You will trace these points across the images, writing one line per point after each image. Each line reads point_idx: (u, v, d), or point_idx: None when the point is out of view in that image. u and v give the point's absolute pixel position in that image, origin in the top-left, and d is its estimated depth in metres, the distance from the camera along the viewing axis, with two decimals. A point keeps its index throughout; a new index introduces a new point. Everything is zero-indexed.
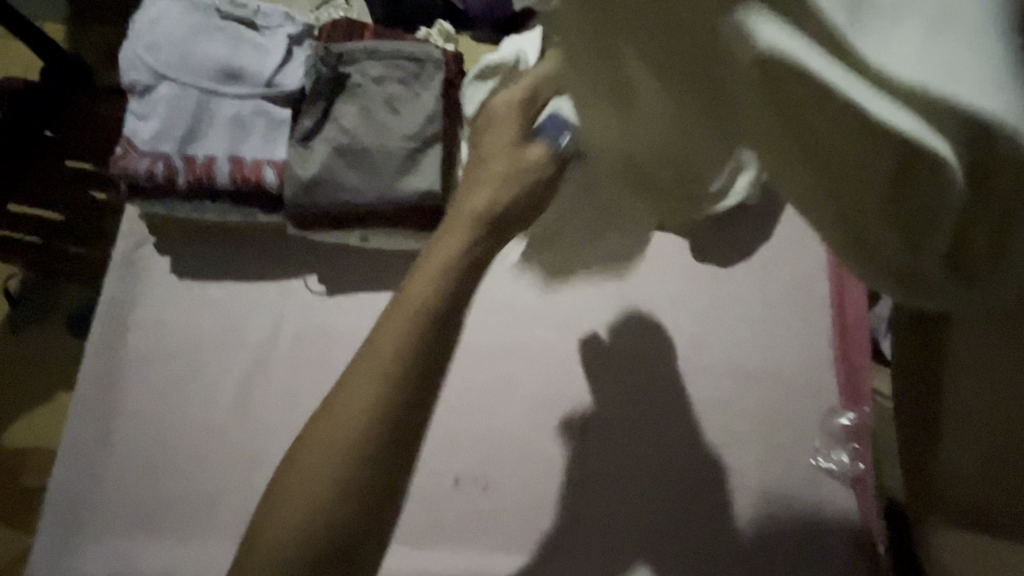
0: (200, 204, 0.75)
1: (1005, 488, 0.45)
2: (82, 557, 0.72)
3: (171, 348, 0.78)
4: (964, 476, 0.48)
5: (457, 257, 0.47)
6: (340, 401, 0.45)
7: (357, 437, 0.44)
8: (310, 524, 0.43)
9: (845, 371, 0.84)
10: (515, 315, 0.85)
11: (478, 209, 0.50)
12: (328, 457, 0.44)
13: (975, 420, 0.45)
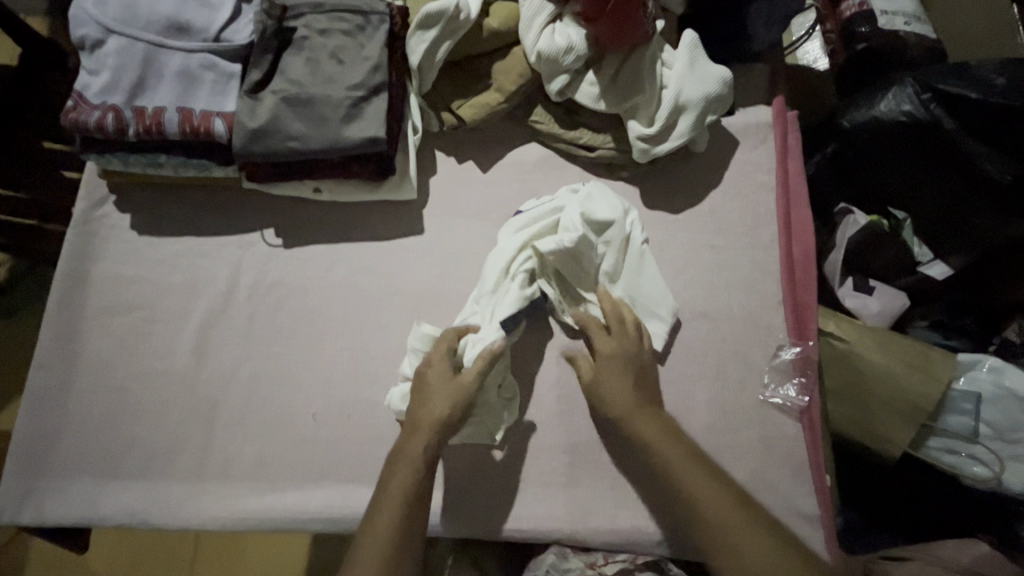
0: (157, 159, 0.78)
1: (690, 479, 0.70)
2: (45, 502, 0.74)
3: (133, 300, 0.81)
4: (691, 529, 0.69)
5: (445, 418, 0.69)
6: (385, 496, 0.66)
7: (402, 518, 0.65)
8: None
9: (792, 308, 0.85)
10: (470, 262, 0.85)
11: (439, 422, 0.69)
12: (382, 545, 0.63)
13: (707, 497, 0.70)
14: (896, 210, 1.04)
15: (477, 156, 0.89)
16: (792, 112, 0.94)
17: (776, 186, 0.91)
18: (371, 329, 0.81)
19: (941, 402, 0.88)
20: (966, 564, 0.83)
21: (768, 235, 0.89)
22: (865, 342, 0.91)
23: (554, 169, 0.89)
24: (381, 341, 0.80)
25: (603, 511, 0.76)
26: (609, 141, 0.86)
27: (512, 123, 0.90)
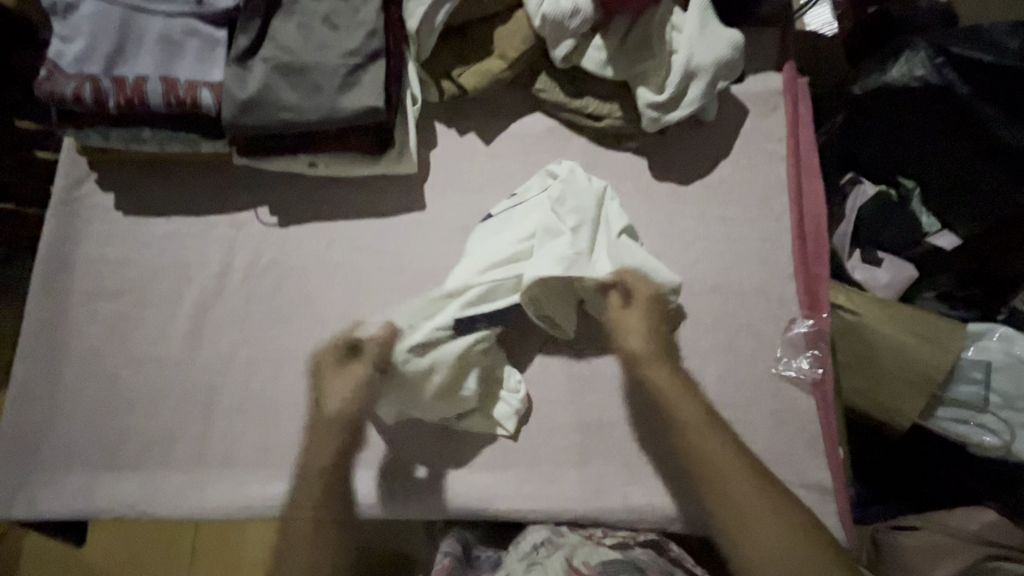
0: (139, 134, 0.73)
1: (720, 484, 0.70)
2: (39, 495, 0.71)
3: (121, 285, 0.77)
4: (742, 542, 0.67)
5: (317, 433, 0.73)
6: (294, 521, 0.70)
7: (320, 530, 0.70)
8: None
9: (804, 279, 0.84)
10: None
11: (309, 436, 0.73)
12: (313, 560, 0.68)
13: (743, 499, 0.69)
14: (905, 178, 1.02)
15: (479, 127, 0.85)
16: (803, 80, 0.91)
17: (787, 155, 0.88)
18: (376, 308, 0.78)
19: (951, 372, 0.87)
20: (974, 530, 0.83)
21: (780, 205, 0.87)
22: (876, 314, 0.89)
23: (560, 141, 0.85)
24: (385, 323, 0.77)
25: (617, 490, 0.75)
26: (617, 111, 0.83)
27: (514, 94, 0.86)
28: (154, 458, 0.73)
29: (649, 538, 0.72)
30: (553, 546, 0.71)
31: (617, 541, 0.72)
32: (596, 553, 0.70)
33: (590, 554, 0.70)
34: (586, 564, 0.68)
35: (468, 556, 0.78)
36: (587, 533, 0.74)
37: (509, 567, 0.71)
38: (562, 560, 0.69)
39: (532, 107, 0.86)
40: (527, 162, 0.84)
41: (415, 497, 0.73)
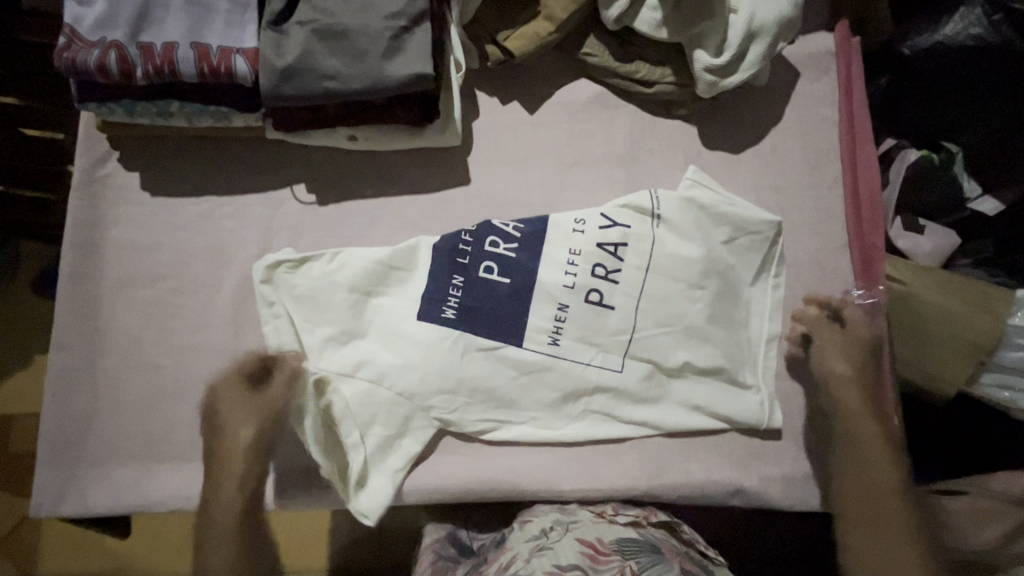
0: (169, 109, 0.68)
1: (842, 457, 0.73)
2: (85, 490, 0.68)
3: (154, 270, 0.73)
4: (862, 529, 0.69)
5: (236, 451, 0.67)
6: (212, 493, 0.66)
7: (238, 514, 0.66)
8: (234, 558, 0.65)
9: (858, 249, 0.82)
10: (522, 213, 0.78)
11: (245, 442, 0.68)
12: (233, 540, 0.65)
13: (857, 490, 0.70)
14: (949, 142, 0.98)
15: (522, 96, 0.80)
16: (858, 37, 0.87)
17: (839, 120, 0.85)
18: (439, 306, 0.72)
19: (1000, 339, 0.87)
20: (1018, 492, 0.85)
21: (833, 173, 0.84)
22: (924, 284, 0.88)
23: (608, 107, 0.81)
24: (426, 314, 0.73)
25: (676, 466, 0.74)
26: (669, 76, 0.79)
27: (558, 59, 0.82)
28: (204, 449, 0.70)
29: (661, 520, 0.72)
30: (562, 529, 0.69)
31: (629, 519, 0.72)
32: (608, 531, 0.69)
33: (603, 532, 0.69)
34: (599, 541, 0.67)
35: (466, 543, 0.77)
36: (599, 510, 0.73)
37: (515, 549, 0.69)
38: (573, 540, 0.67)
39: (577, 73, 0.82)
40: (574, 131, 0.80)
41: (476, 480, 0.72)
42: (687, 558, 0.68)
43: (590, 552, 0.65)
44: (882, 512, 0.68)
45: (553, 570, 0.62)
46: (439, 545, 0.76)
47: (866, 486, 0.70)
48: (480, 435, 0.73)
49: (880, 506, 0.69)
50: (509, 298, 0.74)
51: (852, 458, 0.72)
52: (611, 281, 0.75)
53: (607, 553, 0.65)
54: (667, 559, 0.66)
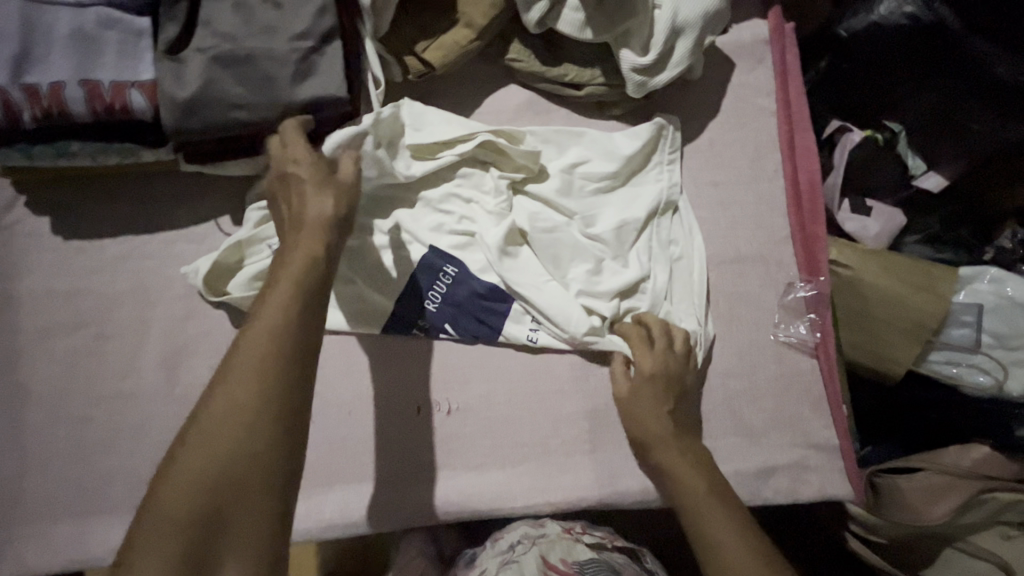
0: (70, 149, 0.64)
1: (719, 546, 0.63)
2: (25, 549, 0.66)
3: (76, 318, 0.70)
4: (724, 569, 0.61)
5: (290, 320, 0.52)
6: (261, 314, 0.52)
7: (266, 377, 0.50)
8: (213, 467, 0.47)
9: (801, 242, 0.81)
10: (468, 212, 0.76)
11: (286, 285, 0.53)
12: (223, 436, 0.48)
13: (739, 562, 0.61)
14: (891, 121, 0.99)
15: (450, 108, 0.78)
16: (790, 21, 0.85)
17: (777, 109, 0.84)
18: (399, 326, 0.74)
19: (945, 317, 0.88)
20: (969, 466, 0.86)
21: (772, 164, 0.83)
22: (869, 267, 0.89)
23: (539, 113, 0.79)
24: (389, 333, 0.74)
25: (629, 473, 0.74)
26: (598, 77, 0.77)
27: (484, 67, 0.79)
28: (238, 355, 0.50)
29: (626, 545, 0.75)
30: (528, 545, 0.72)
31: (595, 540, 0.74)
32: (574, 550, 0.72)
33: (568, 551, 0.71)
34: (563, 560, 0.70)
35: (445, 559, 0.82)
36: (567, 526, 0.75)
37: (485, 565, 0.73)
38: (537, 557, 0.70)
39: (506, 79, 0.79)
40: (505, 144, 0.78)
41: (429, 505, 0.71)
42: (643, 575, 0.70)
43: (551, 573, 0.68)
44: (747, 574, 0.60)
45: None
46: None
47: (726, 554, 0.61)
48: (432, 456, 0.73)
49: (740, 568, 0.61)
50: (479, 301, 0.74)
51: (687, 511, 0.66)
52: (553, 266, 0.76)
53: (567, 573, 0.68)
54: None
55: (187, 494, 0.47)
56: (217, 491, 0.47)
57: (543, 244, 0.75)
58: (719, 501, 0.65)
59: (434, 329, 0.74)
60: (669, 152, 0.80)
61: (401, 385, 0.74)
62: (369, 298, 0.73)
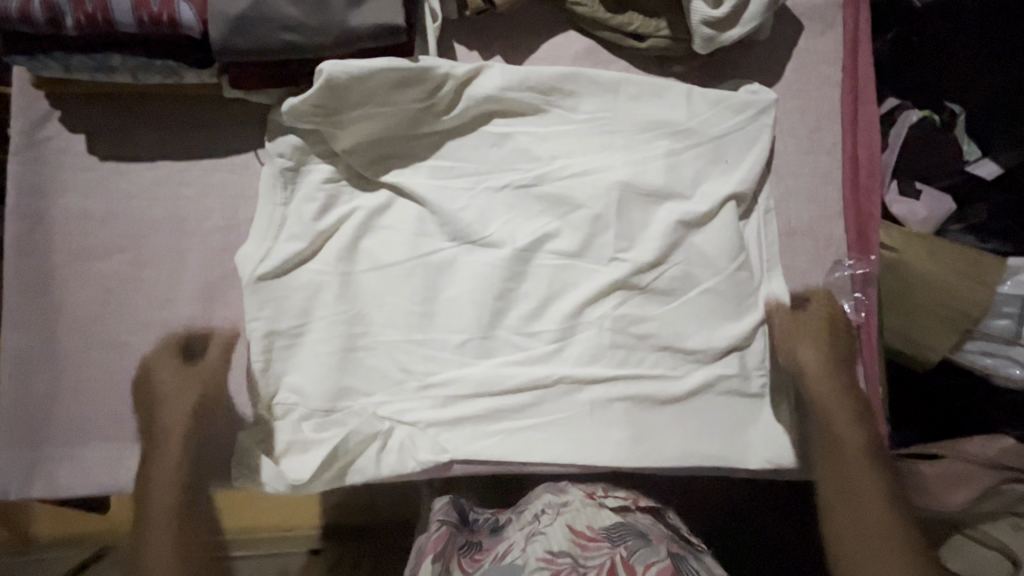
0: (111, 64, 0.61)
1: (829, 474, 0.70)
2: (55, 472, 0.65)
3: (111, 244, 0.68)
4: (834, 481, 0.69)
5: (181, 384, 0.65)
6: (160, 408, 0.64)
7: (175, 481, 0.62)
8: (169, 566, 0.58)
9: (853, 220, 0.79)
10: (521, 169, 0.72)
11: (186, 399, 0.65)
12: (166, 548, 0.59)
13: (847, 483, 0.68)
14: (952, 103, 0.95)
15: (505, 50, 0.74)
16: None
17: (842, 78, 0.81)
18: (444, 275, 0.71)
19: (987, 307, 0.87)
20: (993, 456, 0.87)
21: (831, 136, 0.80)
22: (915, 251, 0.87)
23: (596, 63, 0.75)
24: (429, 289, 0.70)
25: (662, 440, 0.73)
26: (663, 28, 0.73)
27: (544, 10, 0.75)
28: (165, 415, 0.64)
29: (650, 504, 0.75)
30: (553, 514, 0.71)
31: (618, 503, 0.74)
32: (598, 515, 0.70)
33: (594, 517, 0.70)
34: (589, 527, 0.68)
35: (465, 518, 0.76)
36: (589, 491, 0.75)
37: (511, 537, 0.71)
38: (565, 526, 0.68)
39: (564, 23, 0.75)
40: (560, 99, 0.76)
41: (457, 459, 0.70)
42: (672, 539, 0.69)
43: (581, 539, 0.67)
44: (864, 494, 0.67)
45: (546, 555, 0.64)
46: (445, 512, 0.74)
47: (853, 479, 0.68)
48: None
49: (859, 486, 0.68)
50: (517, 267, 0.71)
51: (844, 510, 0.67)
52: (604, 229, 0.72)
53: (596, 539, 0.66)
54: (653, 541, 0.66)
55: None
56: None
57: (592, 197, 0.72)
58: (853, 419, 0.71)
59: (477, 283, 0.71)
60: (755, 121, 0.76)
61: (429, 323, 0.70)
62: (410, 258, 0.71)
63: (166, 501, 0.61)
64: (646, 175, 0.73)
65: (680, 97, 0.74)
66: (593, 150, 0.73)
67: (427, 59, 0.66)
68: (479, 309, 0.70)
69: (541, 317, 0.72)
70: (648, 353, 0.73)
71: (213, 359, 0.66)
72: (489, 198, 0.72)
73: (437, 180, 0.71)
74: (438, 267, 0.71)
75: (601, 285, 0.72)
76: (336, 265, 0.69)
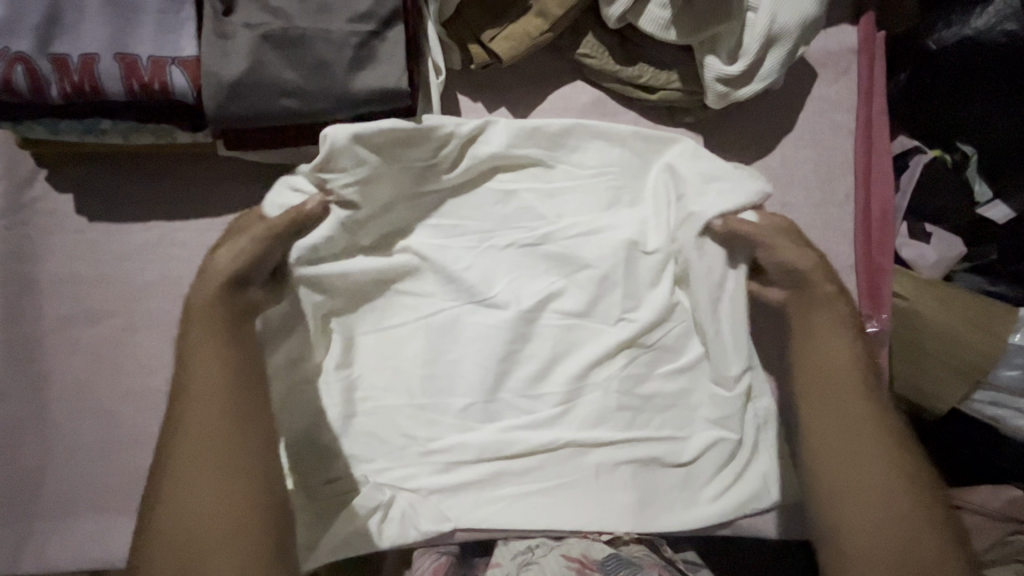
0: (99, 127, 0.58)
1: (814, 416, 0.64)
2: (46, 546, 0.63)
3: (101, 306, 0.65)
4: (825, 400, 0.64)
5: (224, 293, 0.59)
6: (191, 328, 0.58)
7: (231, 430, 0.54)
8: (205, 512, 0.51)
9: (865, 275, 0.77)
10: (529, 227, 0.70)
11: (203, 296, 0.58)
12: (196, 484, 0.52)
13: (834, 420, 0.63)
14: (964, 143, 0.94)
15: (511, 102, 0.72)
16: (882, 29, 0.78)
17: (856, 128, 0.78)
18: (449, 336, 0.69)
19: (998, 357, 0.85)
20: (999, 506, 0.86)
21: (844, 188, 0.78)
22: (926, 301, 0.86)
23: (604, 114, 0.73)
24: (433, 350, 0.69)
25: None
26: (675, 81, 0.70)
27: (550, 59, 0.73)
28: (203, 318, 0.58)
29: (645, 535, 0.70)
30: (547, 546, 0.67)
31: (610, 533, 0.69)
32: (593, 548, 0.67)
33: (588, 547, 0.67)
34: (584, 556, 0.66)
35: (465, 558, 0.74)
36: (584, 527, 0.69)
37: (501, 568, 0.66)
38: (559, 556, 0.65)
39: (572, 74, 0.73)
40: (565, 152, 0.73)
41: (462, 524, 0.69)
42: (665, 567, 0.67)
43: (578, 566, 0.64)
44: (852, 428, 0.62)
45: None
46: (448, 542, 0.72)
47: (839, 418, 0.63)
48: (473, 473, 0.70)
49: (850, 424, 0.62)
50: (523, 328, 0.69)
51: (828, 457, 0.62)
52: (614, 287, 0.70)
53: (592, 567, 0.65)
54: (646, 569, 0.65)
55: (181, 530, 0.51)
56: (230, 517, 0.52)
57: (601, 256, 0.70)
58: (852, 371, 0.64)
59: (484, 342, 0.68)
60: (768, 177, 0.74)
61: (433, 385, 0.68)
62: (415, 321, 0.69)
63: (187, 453, 0.53)
64: (655, 234, 0.71)
65: (690, 149, 0.70)
66: (600, 208, 0.71)
67: (430, 118, 0.64)
68: (486, 370, 0.68)
69: (547, 379, 0.70)
70: (653, 416, 0.71)
71: (228, 269, 0.59)
72: (496, 255, 0.70)
73: (441, 241, 0.69)
74: (440, 328, 0.69)
75: (610, 346, 0.70)
76: (335, 327, 0.68)
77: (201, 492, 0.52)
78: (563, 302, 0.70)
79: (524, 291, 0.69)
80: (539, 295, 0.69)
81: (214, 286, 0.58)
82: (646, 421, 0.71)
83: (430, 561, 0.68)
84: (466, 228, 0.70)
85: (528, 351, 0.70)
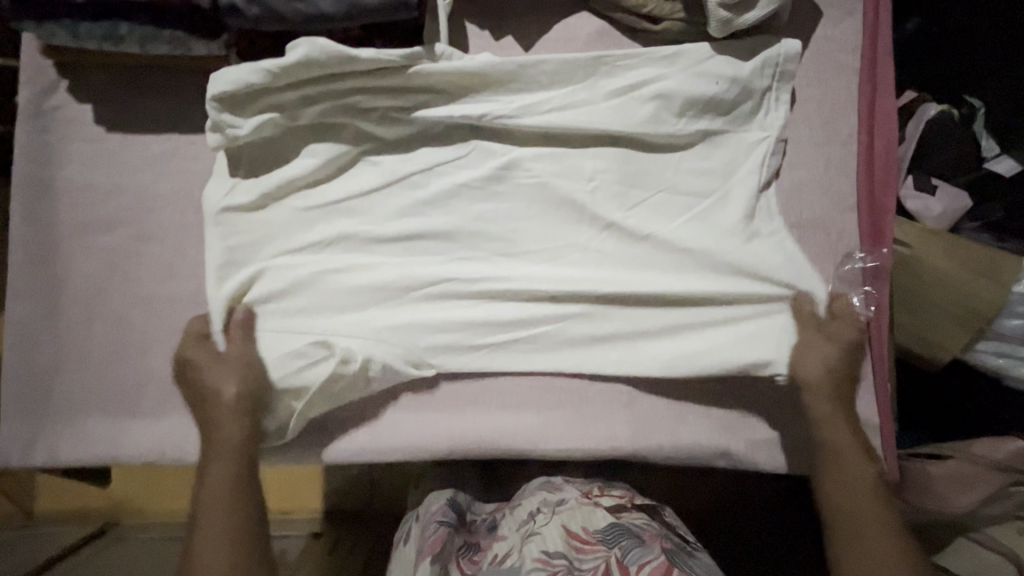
0: (117, 34, 0.60)
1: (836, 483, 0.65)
2: (57, 442, 0.66)
3: (117, 215, 0.68)
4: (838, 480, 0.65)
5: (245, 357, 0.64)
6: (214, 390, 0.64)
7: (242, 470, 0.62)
8: (228, 535, 0.58)
9: (866, 212, 0.77)
10: (521, 165, 0.71)
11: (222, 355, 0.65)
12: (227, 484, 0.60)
13: (850, 498, 0.64)
14: (972, 96, 0.92)
15: (517, 30, 0.73)
16: None
17: (860, 67, 0.79)
18: (440, 263, 0.69)
19: (1001, 307, 0.84)
20: (1000, 458, 0.84)
21: (847, 126, 0.79)
22: (930, 248, 0.85)
23: (609, 44, 0.74)
24: (422, 275, 0.69)
25: (663, 430, 0.72)
26: (679, 11, 0.71)
27: None
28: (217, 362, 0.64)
29: (645, 502, 0.71)
30: (549, 516, 0.67)
31: (613, 502, 0.70)
32: (594, 516, 0.66)
33: (589, 518, 0.66)
34: (584, 528, 0.64)
35: (463, 521, 0.73)
36: (585, 490, 0.72)
37: (508, 538, 0.68)
38: (559, 526, 0.65)
39: (577, 5, 0.74)
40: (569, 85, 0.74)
41: (457, 441, 0.70)
42: (668, 536, 0.65)
43: (576, 540, 0.63)
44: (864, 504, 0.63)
45: (542, 556, 0.61)
46: (441, 512, 0.71)
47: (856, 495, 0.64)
48: (472, 392, 0.71)
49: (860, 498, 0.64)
50: (516, 253, 0.70)
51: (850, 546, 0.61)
52: (612, 217, 0.71)
53: (592, 541, 0.63)
54: (647, 542, 0.62)
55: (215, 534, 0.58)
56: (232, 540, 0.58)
57: (595, 188, 0.71)
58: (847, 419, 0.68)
59: (475, 269, 0.70)
60: (773, 114, 0.74)
61: (426, 306, 0.69)
62: (409, 247, 0.69)
63: (223, 516, 0.59)
64: (649, 165, 0.72)
65: (686, 67, 0.71)
66: (593, 144, 0.72)
67: (444, 48, 0.66)
68: (478, 294, 0.70)
69: (537, 306, 0.70)
70: (649, 337, 0.71)
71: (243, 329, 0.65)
72: (487, 190, 0.71)
73: (429, 174, 0.70)
74: (430, 251, 0.70)
75: (606, 276, 0.70)
76: (323, 243, 0.68)
77: (222, 542, 0.57)
78: (557, 232, 0.71)
79: (517, 223, 0.70)
80: (532, 225, 0.71)
81: (240, 362, 0.64)
82: (643, 348, 0.71)
83: (428, 535, 0.68)
84: (458, 168, 0.70)
85: (519, 278, 0.70)
